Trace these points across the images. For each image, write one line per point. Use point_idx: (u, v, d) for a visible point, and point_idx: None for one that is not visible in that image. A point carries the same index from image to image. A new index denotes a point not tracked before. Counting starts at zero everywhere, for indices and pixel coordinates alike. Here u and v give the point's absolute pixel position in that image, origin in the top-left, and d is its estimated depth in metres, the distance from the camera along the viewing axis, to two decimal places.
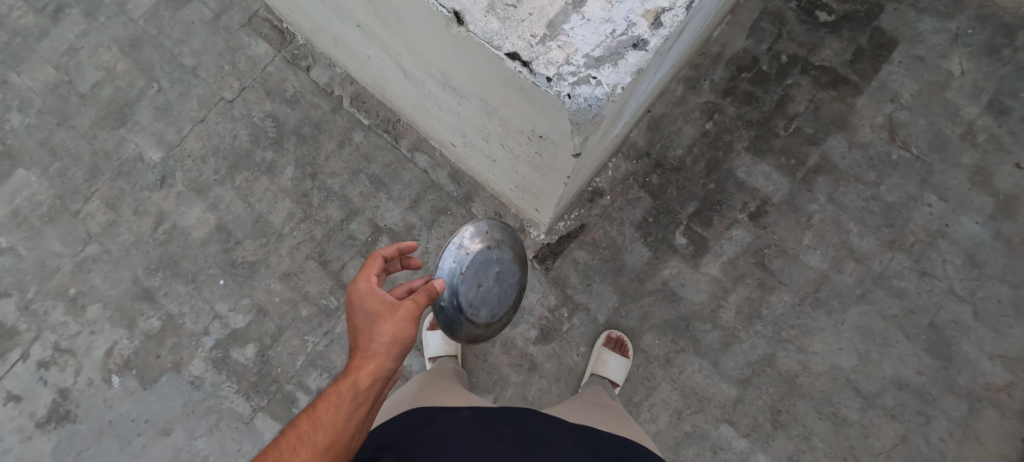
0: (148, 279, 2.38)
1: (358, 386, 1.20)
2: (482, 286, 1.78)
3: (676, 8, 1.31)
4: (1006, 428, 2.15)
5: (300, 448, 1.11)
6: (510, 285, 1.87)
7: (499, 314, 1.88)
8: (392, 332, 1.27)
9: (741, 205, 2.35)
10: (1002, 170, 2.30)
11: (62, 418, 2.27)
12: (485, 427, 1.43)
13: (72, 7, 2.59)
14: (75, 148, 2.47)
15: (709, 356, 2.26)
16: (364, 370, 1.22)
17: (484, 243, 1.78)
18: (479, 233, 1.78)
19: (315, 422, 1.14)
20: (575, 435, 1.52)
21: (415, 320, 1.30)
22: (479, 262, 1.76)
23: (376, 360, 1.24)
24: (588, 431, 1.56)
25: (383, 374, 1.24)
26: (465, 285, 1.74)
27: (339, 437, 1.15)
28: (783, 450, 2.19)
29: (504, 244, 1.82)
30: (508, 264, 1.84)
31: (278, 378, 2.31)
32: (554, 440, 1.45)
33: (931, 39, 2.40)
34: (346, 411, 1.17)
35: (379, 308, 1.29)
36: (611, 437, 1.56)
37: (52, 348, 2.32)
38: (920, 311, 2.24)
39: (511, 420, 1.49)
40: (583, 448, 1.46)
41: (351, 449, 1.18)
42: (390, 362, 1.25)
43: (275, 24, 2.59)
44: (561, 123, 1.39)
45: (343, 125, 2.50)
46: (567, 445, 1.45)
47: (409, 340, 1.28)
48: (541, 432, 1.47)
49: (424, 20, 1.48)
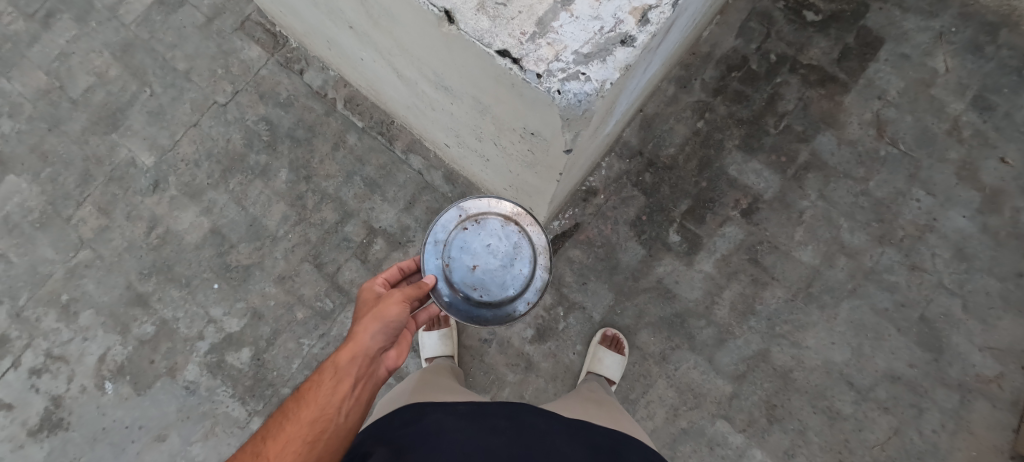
0: (141, 284, 2.37)
1: (338, 365, 1.27)
2: (480, 266, 1.83)
3: (662, 5, 1.33)
4: (997, 419, 2.18)
5: (286, 424, 1.21)
6: (514, 245, 1.85)
7: (519, 279, 1.83)
8: (372, 314, 1.35)
9: (733, 202, 2.37)
10: (988, 164, 2.34)
11: (54, 426, 2.25)
12: (480, 422, 1.44)
13: (62, 12, 2.58)
14: (66, 155, 2.46)
15: (703, 352, 2.27)
16: (345, 348, 1.30)
17: (465, 224, 1.85)
18: (453, 219, 1.85)
19: (300, 400, 1.24)
20: (571, 429, 1.52)
21: (397, 302, 1.38)
22: (461, 245, 1.83)
23: (356, 341, 1.31)
24: (585, 426, 1.57)
25: (364, 352, 1.30)
26: (459, 274, 1.82)
27: (322, 411, 1.22)
28: (779, 445, 2.20)
29: (485, 216, 1.85)
30: (501, 227, 1.85)
31: (273, 382, 2.30)
32: (549, 435, 1.45)
33: (915, 38, 2.45)
34: (328, 388, 1.24)
35: (367, 301, 1.42)
36: (606, 431, 1.57)
37: (44, 355, 2.30)
38: (911, 304, 2.27)
39: (506, 414, 1.50)
40: (578, 441, 1.47)
41: (342, 425, 1.22)
42: (370, 341, 1.32)
43: (268, 28, 2.59)
44: (552, 120, 1.40)
45: (337, 127, 2.50)
46: (562, 439, 1.45)
47: (390, 320, 1.34)
48: (535, 426, 1.48)
49: (415, 20, 1.49)
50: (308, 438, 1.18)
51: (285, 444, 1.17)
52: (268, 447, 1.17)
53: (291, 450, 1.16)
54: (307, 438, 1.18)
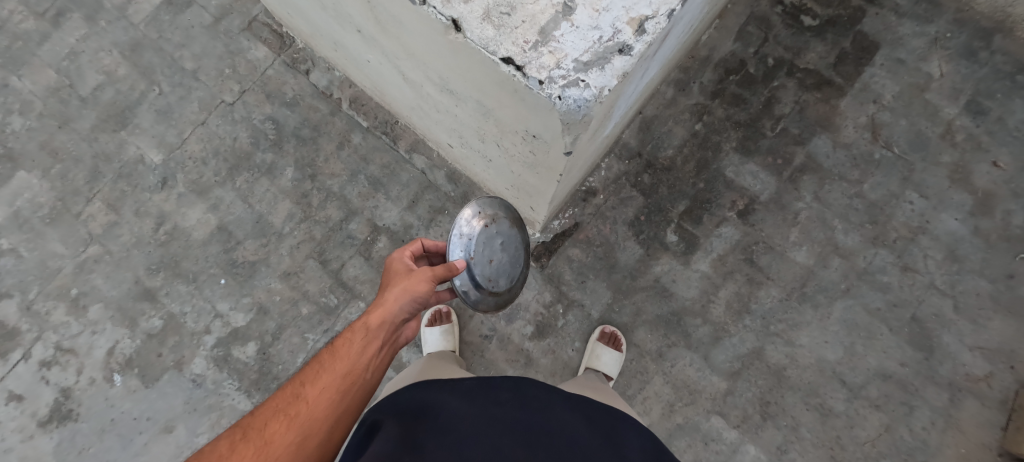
0: (149, 280, 2.42)
1: (368, 326, 1.31)
2: (493, 261, 1.74)
3: (659, 16, 1.37)
4: (986, 417, 2.22)
5: (322, 372, 1.24)
6: (518, 245, 1.83)
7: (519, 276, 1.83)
8: (402, 284, 1.38)
9: (729, 203, 2.42)
10: (980, 168, 2.38)
11: (63, 417, 2.30)
12: (483, 395, 1.49)
13: (72, 11, 2.63)
14: (76, 151, 2.51)
15: (700, 350, 2.32)
16: (375, 312, 1.33)
17: (484, 220, 1.75)
18: (473, 217, 1.74)
19: (334, 353, 1.27)
20: (571, 402, 1.56)
21: (427, 279, 1.41)
22: (482, 241, 1.72)
23: (384, 308, 1.35)
24: (586, 401, 1.61)
25: (392, 319, 1.34)
26: (479, 266, 1.71)
27: (353, 366, 1.25)
28: (772, 440, 2.25)
29: (500, 215, 1.79)
30: (511, 229, 1.80)
31: (278, 376, 2.35)
32: (550, 406, 1.50)
33: (911, 43, 2.50)
34: (360, 345, 1.28)
35: (395, 272, 1.45)
36: (603, 406, 1.62)
37: (54, 348, 2.36)
38: (903, 304, 2.32)
39: (509, 386, 1.54)
40: (578, 414, 1.52)
41: (368, 382, 1.27)
42: (398, 310, 1.35)
43: (275, 29, 2.64)
44: (552, 124, 1.45)
45: (342, 127, 2.55)
46: (562, 410, 1.50)
47: (416, 292, 1.38)
48: (537, 397, 1.52)
49: (422, 26, 1.54)
50: (340, 389, 1.22)
51: (323, 390, 1.21)
52: (307, 390, 1.20)
53: (326, 398, 1.20)
54: (340, 388, 1.22)
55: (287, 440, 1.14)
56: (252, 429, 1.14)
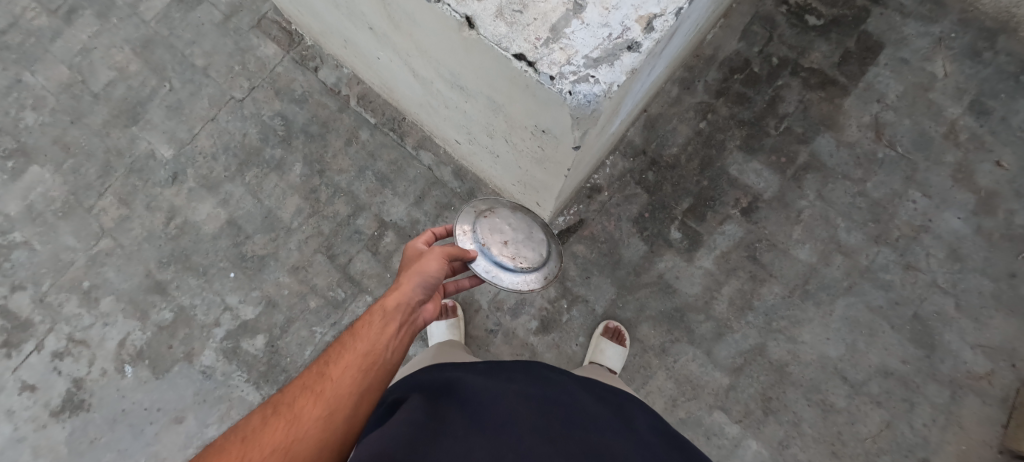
0: (160, 272, 2.46)
1: (385, 308, 1.34)
2: (508, 241, 1.75)
3: (667, 14, 1.40)
4: (987, 414, 2.24)
5: (344, 352, 1.27)
6: (526, 222, 1.83)
7: (542, 246, 1.80)
8: (416, 269, 1.43)
9: (733, 201, 2.44)
10: (983, 168, 2.40)
11: (75, 407, 2.34)
12: (498, 374, 1.52)
13: (85, 8, 2.67)
14: (88, 146, 2.55)
15: (702, 346, 2.35)
16: (391, 295, 1.37)
17: (482, 213, 1.79)
18: (469, 214, 1.78)
19: (355, 334, 1.30)
20: (579, 382, 1.62)
21: (440, 262, 1.46)
22: (485, 227, 1.74)
23: (400, 291, 1.39)
24: (591, 382, 1.67)
25: (407, 301, 1.37)
26: (495, 249, 1.71)
27: (373, 345, 1.28)
28: (774, 435, 2.28)
29: (497, 206, 1.82)
30: (513, 213, 1.82)
31: (287, 368, 2.39)
32: (562, 384, 1.55)
33: (915, 42, 2.51)
34: (379, 326, 1.31)
35: (411, 259, 1.50)
36: (608, 388, 1.68)
37: (66, 339, 2.40)
38: (905, 303, 2.34)
39: (521, 368, 1.58)
40: (587, 392, 1.57)
41: (389, 361, 1.28)
42: (412, 293, 1.39)
43: (284, 26, 2.68)
44: (562, 119, 1.48)
45: (350, 123, 2.58)
46: (574, 388, 1.55)
47: (428, 274, 1.43)
48: (549, 376, 1.57)
49: (436, 24, 1.56)
50: (362, 368, 1.25)
51: (345, 368, 1.24)
52: (331, 368, 1.24)
53: (349, 376, 1.23)
54: (361, 366, 1.24)
55: (313, 415, 1.16)
56: (281, 404, 1.19)
